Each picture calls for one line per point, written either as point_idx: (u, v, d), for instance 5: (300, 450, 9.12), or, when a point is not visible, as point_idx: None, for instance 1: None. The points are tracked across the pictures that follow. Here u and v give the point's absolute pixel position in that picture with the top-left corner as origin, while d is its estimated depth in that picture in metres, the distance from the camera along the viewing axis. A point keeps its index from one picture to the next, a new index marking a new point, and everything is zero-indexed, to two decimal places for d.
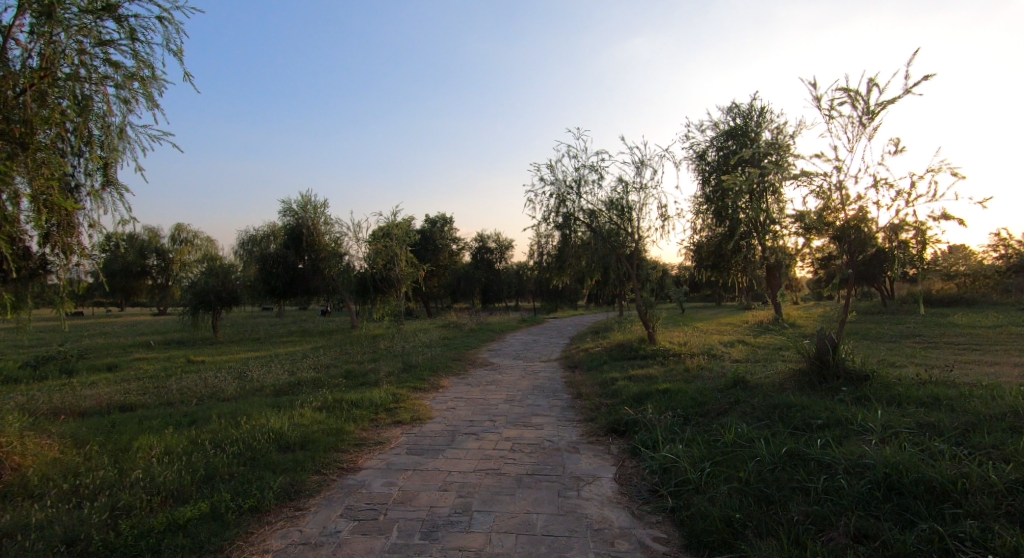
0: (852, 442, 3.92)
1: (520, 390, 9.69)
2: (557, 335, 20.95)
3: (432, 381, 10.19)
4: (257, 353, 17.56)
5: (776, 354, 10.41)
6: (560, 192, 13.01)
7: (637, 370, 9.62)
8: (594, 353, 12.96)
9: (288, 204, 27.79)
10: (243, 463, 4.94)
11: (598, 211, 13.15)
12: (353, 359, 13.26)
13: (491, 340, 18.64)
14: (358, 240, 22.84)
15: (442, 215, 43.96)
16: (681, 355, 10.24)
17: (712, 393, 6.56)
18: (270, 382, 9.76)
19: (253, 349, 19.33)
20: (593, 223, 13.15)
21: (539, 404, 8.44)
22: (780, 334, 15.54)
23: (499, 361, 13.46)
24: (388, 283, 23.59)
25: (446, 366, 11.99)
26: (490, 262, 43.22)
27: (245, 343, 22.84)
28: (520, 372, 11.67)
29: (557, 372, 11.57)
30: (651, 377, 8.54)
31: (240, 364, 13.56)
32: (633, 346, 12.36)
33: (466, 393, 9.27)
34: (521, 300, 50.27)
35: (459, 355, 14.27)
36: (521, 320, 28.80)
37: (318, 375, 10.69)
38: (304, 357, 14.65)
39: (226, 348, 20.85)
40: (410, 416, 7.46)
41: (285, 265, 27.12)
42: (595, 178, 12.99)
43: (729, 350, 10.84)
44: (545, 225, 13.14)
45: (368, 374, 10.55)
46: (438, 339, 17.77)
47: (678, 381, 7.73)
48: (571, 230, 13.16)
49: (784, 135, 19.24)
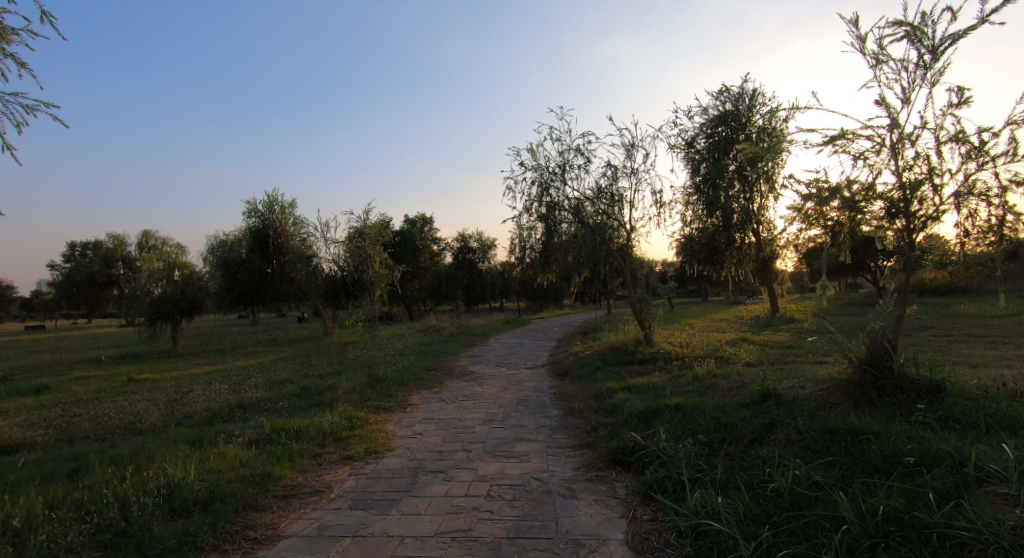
0: (987, 501, 2.64)
1: (502, 406, 8.31)
2: (543, 337, 19.63)
3: (399, 398, 8.76)
4: (213, 367, 15.90)
5: (790, 355, 9.22)
6: (543, 179, 11.67)
7: (636, 379, 8.31)
8: (584, 358, 11.64)
9: (254, 204, 26.06)
10: (102, 544, 3.47)
11: (585, 200, 11.88)
12: (315, 374, 11.74)
13: (473, 345, 17.26)
14: (328, 240, 21.29)
15: (422, 215, 42.47)
16: (685, 360, 8.96)
17: (739, 410, 5.25)
18: (207, 406, 8.24)
19: (212, 362, 17.67)
20: (580, 213, 11.85)
21: (524, 424, 7.10)
22: (783, 330, 14.44)
23: (480, 370, 12.10)
24: (362, 286, 22.13)
25: (419, 378, 10.58)
26: (473, 263, 41.86)
27: (206, 354, 21.09)
28: (502, 383, 10.28)
29: (544, 381, 10.21)
30: (655, 389, 7.23)
31: (185, 383, 11.95)
32: (628, 349, 11.07)
33: (438, 412, 7.87)
34: (505, 301, 48.94)
35: (435, 364, 12.82)
36: (505, 321, 27.56)
37: (267, 395, 9.17)
38: (261, 371, 13.06)
39: (183, 362, 19.09)
40: (364, 448, 6.02)
41: (251, 269, 25.44)
42: (582, 163, 11.69)
43: (736, 351, 9.62)
44: (527, 217, 11.74)
45: (326, 392, 9.06)
46: (414, 346, 16.30)
47: (689, 394, 6.43)
48: (556, 221, 11.81)
49: (778, 119, 18.24)
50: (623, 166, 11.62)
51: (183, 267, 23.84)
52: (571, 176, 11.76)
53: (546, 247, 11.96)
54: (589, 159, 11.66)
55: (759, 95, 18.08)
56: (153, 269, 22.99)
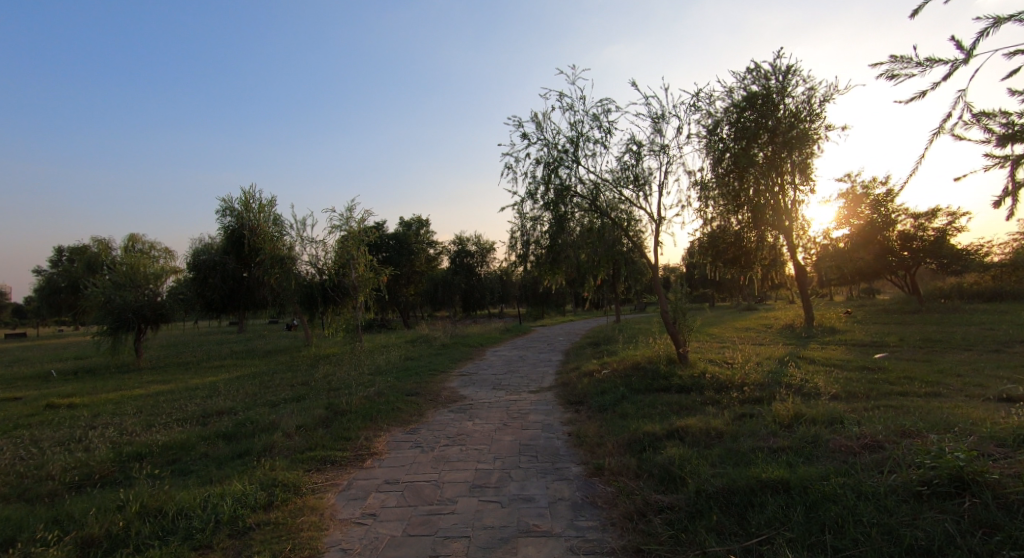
0: None
1: (499, 456, 5.96)
2: (548, 349, 17.39)
3: (359, 444, 6.45)
4: (164, 387, 13.59)
5: (882, 383, 6.93)
6: (550, 158, 9.37)
7: (685, 420, 5.97)
8: (602, 381, 9.33)
9: (229, 202, 23.75)
10: None
11: (602, 184, 9.63)
12: (266, 401, 9.43)
13: (467, 360, 14.97)
14: (305, 240, 19.00)
15: (418, 217, 40.28)
16: (745, 392, 6.66)
17: (922, 513, 2.90)
18: (87, 458, 5.91)
19: (168, 380, 15.38)
20: (595, 201, 9.57)
21: (532, 494, 4.77)
22: (834, 343, 12.19)
23: (472, 395, 9.80)
24: (343, 291, 19.86)
25: (393, 409, 8.30)
26: (471, 267, 39.55)
27: (169, 369, 18.79)
28: (499, 416, 7.98)
29: (553, 415, 7.91)
30: (724, 444, 4.89)
31: (105, 412, 9.60)
32: (658, 369, 8.75)
33: (407, 470, 5.55)
34: (505, 307, 46.60)
35: (419, 387, 10.48)
36: (505, 329, 25.26)
37: (185, 438, 6.85)
38: (206, 396, 10.73)
39: (137, 378, 16.81)
40: (271, 552, 3.69)
41: (224, 273, 23.79)
42: (598, 138, 9.41)
43: (806, 377, 7.30)
44: (530, 204, 9.37)
45: (263, 434, 6.74)
46: (398, 362, 13.98)
47: (790, 457, 4.10)
48: (567, 211, 9.48)
49: (816, 101, 15.95)
50: (649, 141, 9.37)
51: (148, 271, 21.54)
52: (585, 155, 9.50)
53: (554, 243, 9.56)
54: (608, 132, 9.38)
55: (795, 73, 15.72)
56: (115, 274, 20.71)
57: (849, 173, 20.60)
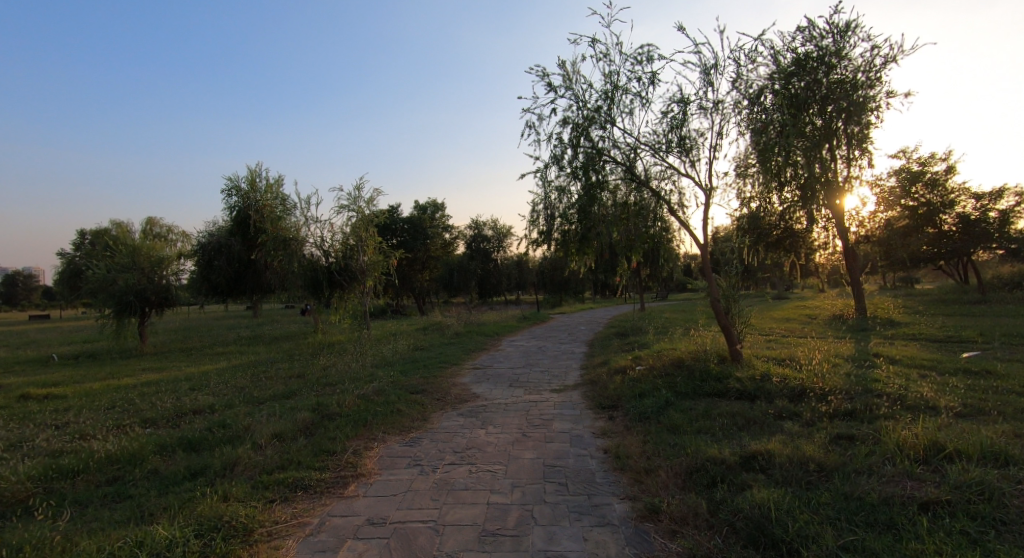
0: None
1: (518, 484, 4.63)
2: (569, 339, 16.05)
3: (345, 460, 5.21)
4: (156, 376, 12.58)
5: (1007, 393, 5.43)
6: (579, 117, 7.92)
7: (760, 441, 4.57)
8: (638, 381, 7.96)
9: (235, 181, 22.69)
10: None
11: (642, 147, 8.12)
12: (251, 398, 8.26)
13: (481, 350, 13.72)
14: (311, 221, 17.78)
15: (433, 200, 38.97)
16: (832, 402, 5.23)
17: None
18: (6, 474, 4.76)
19: (164, 368, 14.43)
20: (633, 168, 8.08)
21: (565, 550, 3.44)
22: (902, 338, 10.62)
23: (487, 395, 8.53)
24: (351, 275, 18.66)
25: (393, 412, 7.07)
26: (488, 252, 38.16)
27: (172, 355, 17.94)
28: (517, 423, 6.68)
29: (583, 423, 6.59)
30: (835, 486, 3.49)
31: (74, 406, 8.52)
32: (705, 368, 7.36)
33: (400, 504, 4.26)
34: (521, 293, 45.23)
35: (426, 384, 9.21)
36: (523, 317, 23.96)
37: (140, 446, 5.68)
38: (191, 389, 9.63)
39: (135, 365, 15.94)
40: None
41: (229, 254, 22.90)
42: (637, 94, 7.92)
43: (902, 382, 5.86)
44: (555, 171, 7.90)
45: (230, 444, 5.52)
46: (406, 352, 12.76)
47: (968, 528, 2.67)
48: (598, 180, 7.99)
49: (880, 63, 14.06)
50: (698, 95, 7.86)
51: (151, 251, 20.62)
52: (620, 114, 8.01)
53: (585, 217, 8.04)
54: (649, 87, 7.91)
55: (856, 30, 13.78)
56: (116, 254, 19.78)
57: (904, 149, 18.60)
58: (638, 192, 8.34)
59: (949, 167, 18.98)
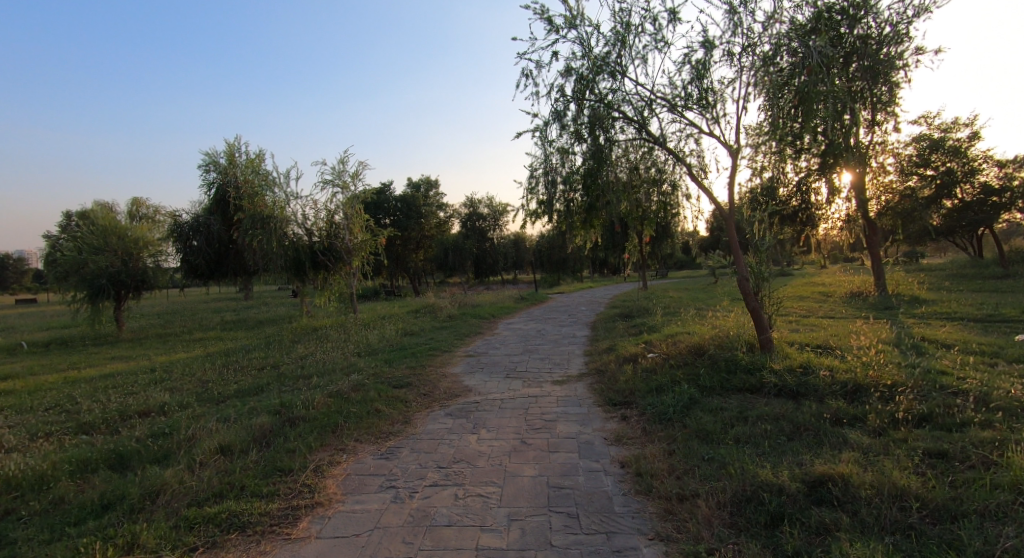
0: None
1: (517, 517, 3.63)
2: (570, 321, 15.08)
3: (301, 483, 4.19)
4: (121, 367, 11.54)
5: None
6: (584, 64, 6.73)
7: (826, 460, 3.57)
8: (653, 372, 6.95)
9: (213, 156, 21.32)
10: None
11: (658, 101, 6.95)
12: (212, 396, 7.23)
13: (476, 335, 12.73)
14: (291, 197, 16.53)
15: (427, 177, 37.55)
16: (902, 404, 4.22)
17: None
18: None
19: (134, 357, 13.36)
20: (648, 125, 6.92)
21: None
22: (938, 317, 9.65)
23: (480, 388, 7.54)
24: (336, 255, 17.48)
25: (369, 413, 6.05)
26: (484, 231, 37.01)
27: (147, 342, 16.89)
28: (515, 426, 5.67)
29: (593, 425, 5.61)
30: (961, 541, 2.48)
31: (11, 407, 7.48)
32: (731, 358, 6.35)
33: (361, 551, 3.25)
34: (518, 273, 44.15)
35: (412, 376, 8.18)
36: (520, 297, 22.96)
37: (54, 463, 4.66)
38: (149, 383, 8.58)
39: (104, 353, 14.86)
40: None
41: (209, 234, 21.70)
42: (652, 36, 6.71)
43: (977, 375, 4.85)
44: (557, 130, 6.74)
45: (161, 463, 4.48)
46: (394, 338, 11.74)
47: None
48: (606, 140, 6.81)
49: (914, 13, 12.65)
50: (723, 38, 6.69)
51: (124, 232, 19.36)
52: (632, 62, 6.82)
53: (592, 183, 6.84)
54: (666, 29, 6.71)
55: None
56: (87, 235, 18.49)
57: (926, 114, 17.38)
58: (653, 154, 7.18)
59: (973, 133, 17.86)
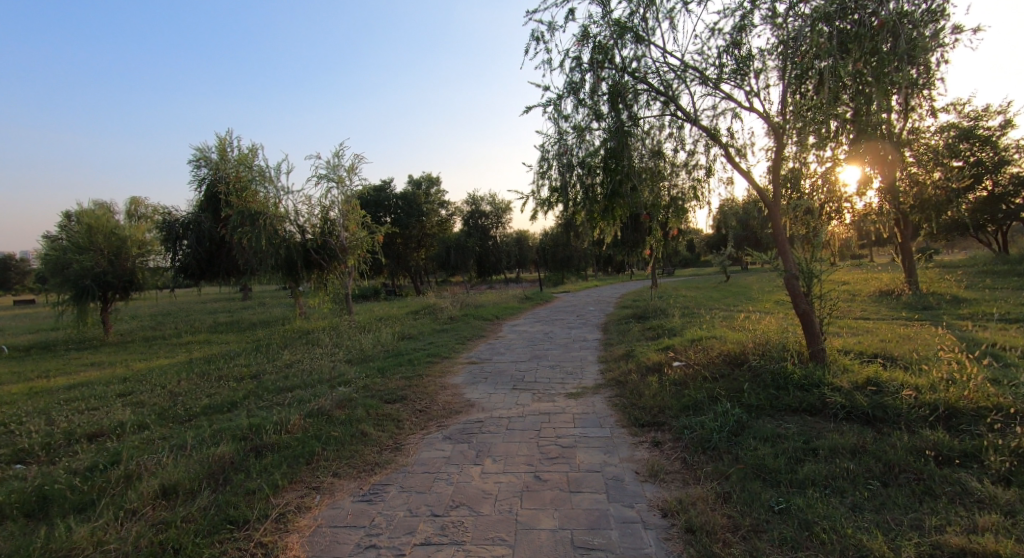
0: None
1: None
2: (579, 322, 14.16)
3: (257, 542, 3.27)
4: (94, 374, 10.66)
5: None
6: (606, 27, 5.81)
7: (954, 524, 2.63)
8: (684, 386, 6.03)
9: (204, 151, 20.38)
10: None
11: (690, 71, 6.02)
12: (178, 414, 6.32)
13: (479, 338, 11.81)
14: (283, 193, 15.62)
15: (428, 174, 36.67)
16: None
17: None
18: None
19: (113, 362, 12.47)
20: (677, 99, 6.00)
21: None
22: (990, 318, 8.73)
23: (485, 403, 6.62)
24: (330, 254, 16.55)
25: (354, 438, 5.13)
26: (486, 229, 36.24)
27: (132, 346, 16.00)
28: (527, 456, 4.74)
29: (621, 454, 4.68)
30: None
31: None
32: (779, 371, 5.42)
33: None
34: (521, 271, 43.26)
35: (407, 388, 7.26)
36: (524, 297, 22.12)
37: None
38: (113, 396, 7.66)
39: (83, 358, 13.96)
40: None
41: (200, 232, 20.83)
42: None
43: None
44: (573, 104, 5.80)
45: (86, 512, 3.57)
46: (390, 343, 10.83)
47: None
48: (630, 115, 5.87)
49: None
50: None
51: (110, 230, 18.48)
52: (659, 26, 5.90)
53: (614, 165, 5.86)
54: None
55: None
56: (70, 233, 17.59)
57: (956, 101, 16.37)
58: (684, 133, 6.25)
59: (1006, 121, 16.85)
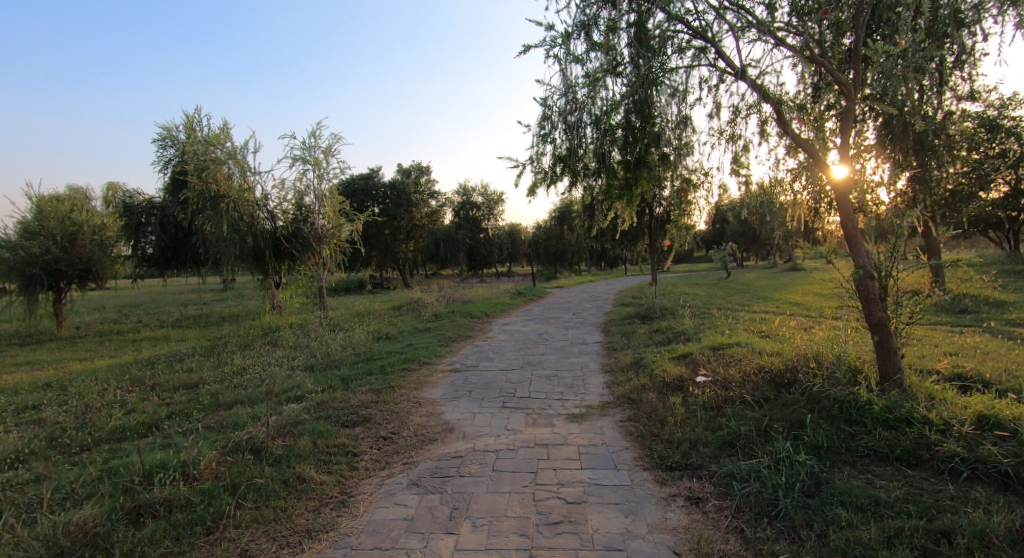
0: None
1: None
2: (577, 321, 12.91)
3: None
4: (19, 376, 9.21)
5: None
6: None
7: None
8: (720, 412, 4.75)
9: (170, 130, 18.73)
10: None
11: (732, 12, 4.75)
12: (75, 440, 4.95)
13: (465, 339, 10.51)
14: (251, 174, 14.11)
15: (418, 163, 35.15)
16: None
17: None
18: None
19: (51, 361, 10.98)
20: (716, 47, 4.71)
21: None
22: None
23: (468, 427, 5.32)
24: (304, 243, 15.09)
25: (286, 486, 3.80)
26: (477, 220, 34.91)
27: (84, 341, 14.49)
28: (520, 520, 3.42)
29: (650, 519, 3.38)
30: None
31: None
32: (850, 398, 4.18)
33: None
34: (513, 265, 41.97)
35: (373, 405, 5.93)
36: (517, 292, 20.83)
37: None
38: (10, 412, 6.21)
39: (21, 355, 12.45)
40: None
41: (164, 218, 19.23)
42: None
43: None
44: (585, 47, 4.48)
45: None
46: (363, 344, 9.48)
47: None
48: (656, 63, 4.57)
49: None
50: None
51: (65, 215, 16.83)
52: None
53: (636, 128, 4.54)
54: None
55: None
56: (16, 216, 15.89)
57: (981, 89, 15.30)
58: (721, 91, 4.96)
59: None
